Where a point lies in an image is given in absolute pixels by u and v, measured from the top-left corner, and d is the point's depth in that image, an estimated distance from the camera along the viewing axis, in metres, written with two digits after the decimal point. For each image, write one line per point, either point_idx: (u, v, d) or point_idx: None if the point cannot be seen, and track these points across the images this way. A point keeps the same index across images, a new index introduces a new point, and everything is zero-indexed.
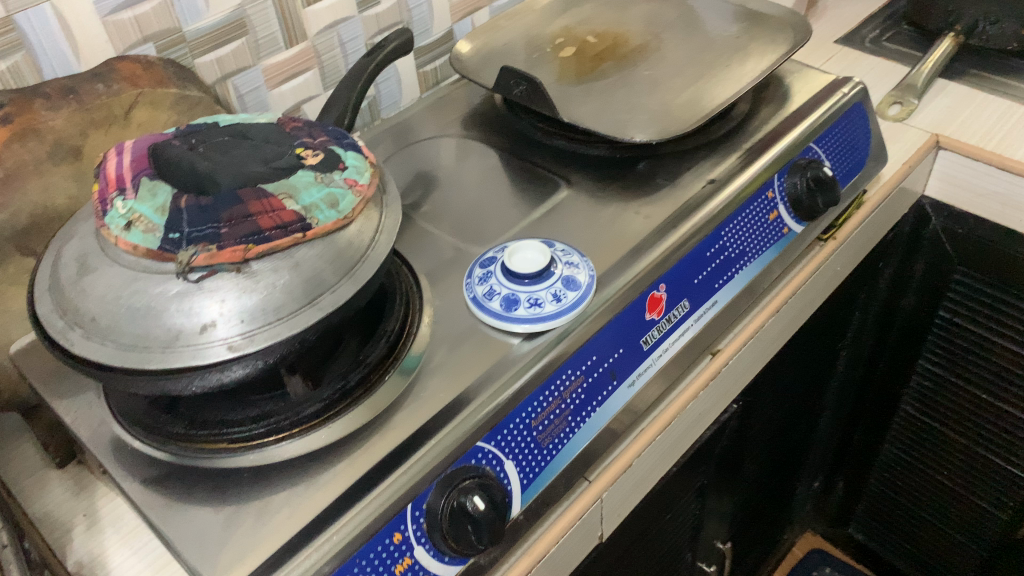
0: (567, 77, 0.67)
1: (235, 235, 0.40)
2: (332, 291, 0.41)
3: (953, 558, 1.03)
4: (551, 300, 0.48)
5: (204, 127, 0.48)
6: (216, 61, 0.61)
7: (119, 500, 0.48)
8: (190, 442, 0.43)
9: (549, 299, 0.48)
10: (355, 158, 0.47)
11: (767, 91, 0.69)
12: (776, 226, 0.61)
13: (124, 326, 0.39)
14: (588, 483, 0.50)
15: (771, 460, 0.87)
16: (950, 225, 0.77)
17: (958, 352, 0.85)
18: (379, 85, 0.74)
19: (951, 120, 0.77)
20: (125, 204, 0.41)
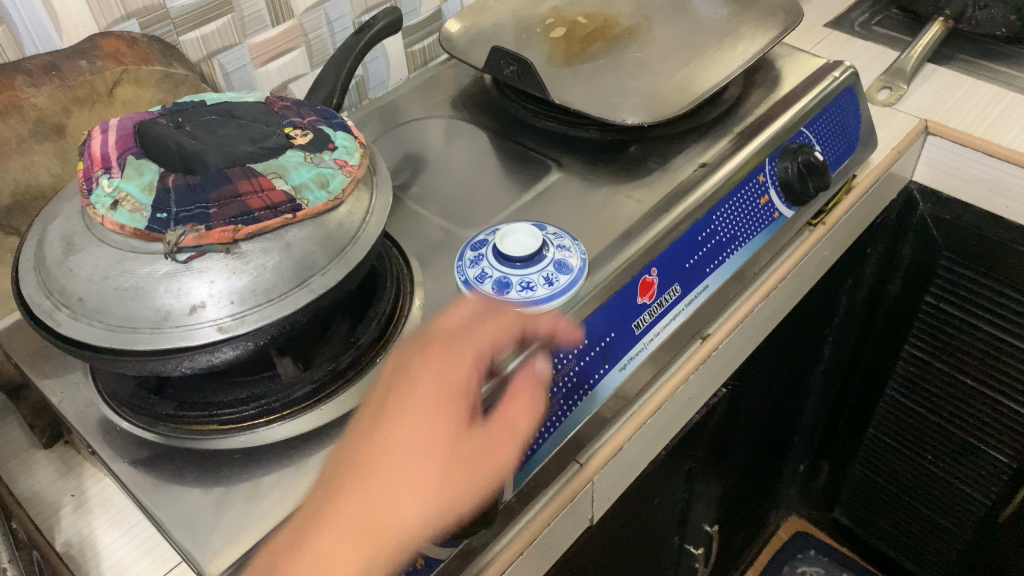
0: (557, 58, 0.66)
1: (223, 215, 0.39)
2: (322, 273, 0.41)
3: (933, 540, 1.05)
4: (543, 283, 0.48)
5: (190, 106, 0.47)
6: (201, 39, 0.60)
7: (107, 481, 0.48)
8: (179, 423, 0.42)
9: (541, 282, 0.48)
10: (344, 138, 0.46)
11: (758, 75, 0.69)
12: (767, 210, 0.61)
13: (112, 307, 0.38)
14: (579, 466, 0.50)
15: (758, 444, 0.88)
16: (937, 211, 0.78)
17: (941, 336, 0.86)
18: (366, 65, 0.73)
19: (939, 105, 0.77)
20: (111, 182, 0.40)
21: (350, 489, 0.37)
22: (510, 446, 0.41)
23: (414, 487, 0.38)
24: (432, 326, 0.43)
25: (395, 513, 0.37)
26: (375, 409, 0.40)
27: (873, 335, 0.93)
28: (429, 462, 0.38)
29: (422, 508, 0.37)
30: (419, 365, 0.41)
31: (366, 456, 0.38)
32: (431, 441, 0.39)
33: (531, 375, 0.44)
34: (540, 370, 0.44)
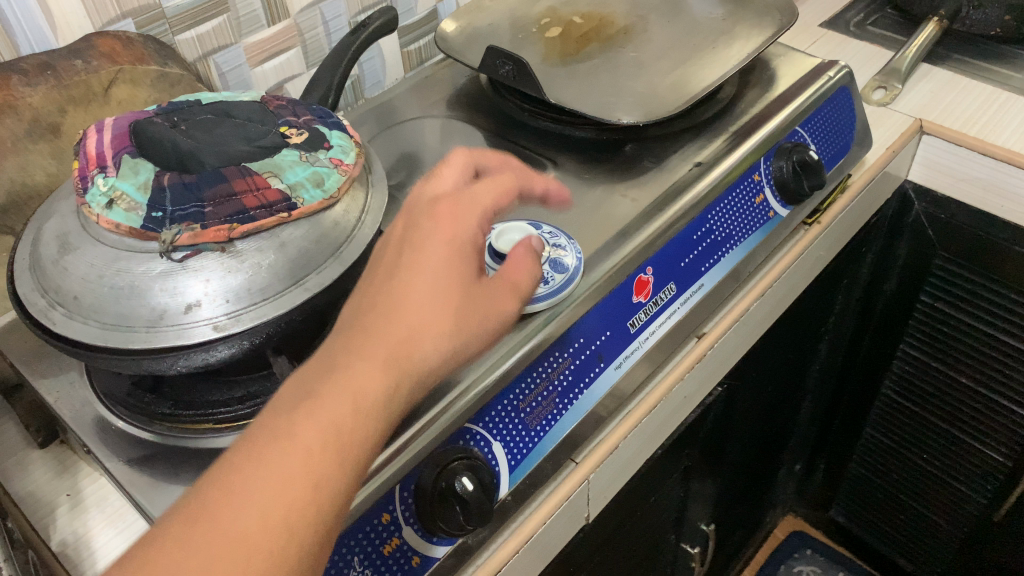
0: (553, 57, 0.66)
1: (219, 214, 0.39)
2: (317, 272, 0.41)
3: (929, 539, 1.05)
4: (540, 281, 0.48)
5: (186, 105, 0.47)
6: (197, 39, 0.60)
7: (103, 480, 0.48)
8: (176, 422, 0.43)
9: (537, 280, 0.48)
10: (340, 137, 0.46)
11: (753, 74, 0.69)
12: (762, 209, 0.61)
13: (108, 305, 0.38)
14: (575, 464, 0.50)
15: (754, 443, 0.88)
16: (932, 210, 0.78)
17: (937, 335, 0.86)
18: (362, 65, 0.73)
19: (934, 105, 0.77)
20: (107, 181, 0.40)
21: (368, 321, 0.33)
22: (516, 296, 0.39)
23: (431, 326, 0.34)
24: (421, 193, 0.40)
25: (420, 342, 0.33)
26: (380, 261, 0.37)
27: (869, 334, 0.93)
28: (444, 296, 0.35)
29: (440, 342, 0.34)
30: (429, 220, 0.37)
31: (380, 289, 0.35)
32: (444, 281, 0.35)
33: (532, 247, 0.41)
34: (530, 245, 0.41)
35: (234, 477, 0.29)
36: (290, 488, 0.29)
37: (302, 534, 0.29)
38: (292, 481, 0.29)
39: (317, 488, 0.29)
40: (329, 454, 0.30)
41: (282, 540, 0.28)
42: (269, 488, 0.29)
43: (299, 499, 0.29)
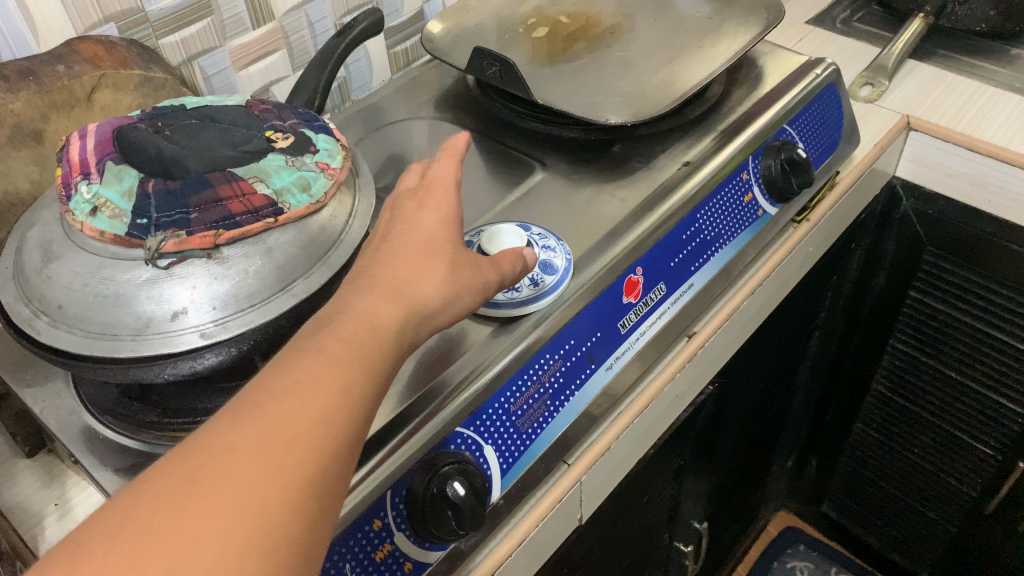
0: (540, 58, 0.66)
1: (204, 220, 0.38)
2: (305, 277, 0.40)
3: (922, 532, 1.05)
4: (529, 284, 0.48)
5: (170, 110, 0.46)
6: (181, 43, 0.59)
7: (91, 490, 0.47)
8: (163, 430, 0.42)
9: (526, 282, 0.48)
10: (326, 141, 0.46)
11: (740, 72, 0.69)
12: (751, 207, 0.61)
13: (93, 314, 0.38)
14: (567, 466, 0.49)
15: (746, 440, 0.88)
16: (920, 206, 0.78)
17: (926, 330, 0.87)
18: (349, 67, 0.73)
19: (920, 101, 0.77)
20: (90, 189, 0.40)
21: (370, 269, 0.35)
22: (505, 269, 0.41)
23: (431, 273, 0.36)
24: (397, 190, 0.42)
25: (421, 283, 0.35)
26: (382, 232, 0.38)
27: (860, 330, 0.93)
28: (437, 250, 0.37)
29: (440, 286, 0.36)
30: (414, 203, 0.40)
31: (377, 250, 0.37)
32: (435, 241, 0.37)
33: (527, 253, 0.43)
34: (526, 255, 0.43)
35: (267, 381, 0.29)
36: (324, 386, 0.29)
37: (337, 429, 0.29)
38: (325, 380, 0.29)
39: (349, 389, 0.30)
40: (355, 361, 0.30)
41: (321, 432, 0.28)
42: (304, 384, 0.29)
43: (332, 397, 0.29)
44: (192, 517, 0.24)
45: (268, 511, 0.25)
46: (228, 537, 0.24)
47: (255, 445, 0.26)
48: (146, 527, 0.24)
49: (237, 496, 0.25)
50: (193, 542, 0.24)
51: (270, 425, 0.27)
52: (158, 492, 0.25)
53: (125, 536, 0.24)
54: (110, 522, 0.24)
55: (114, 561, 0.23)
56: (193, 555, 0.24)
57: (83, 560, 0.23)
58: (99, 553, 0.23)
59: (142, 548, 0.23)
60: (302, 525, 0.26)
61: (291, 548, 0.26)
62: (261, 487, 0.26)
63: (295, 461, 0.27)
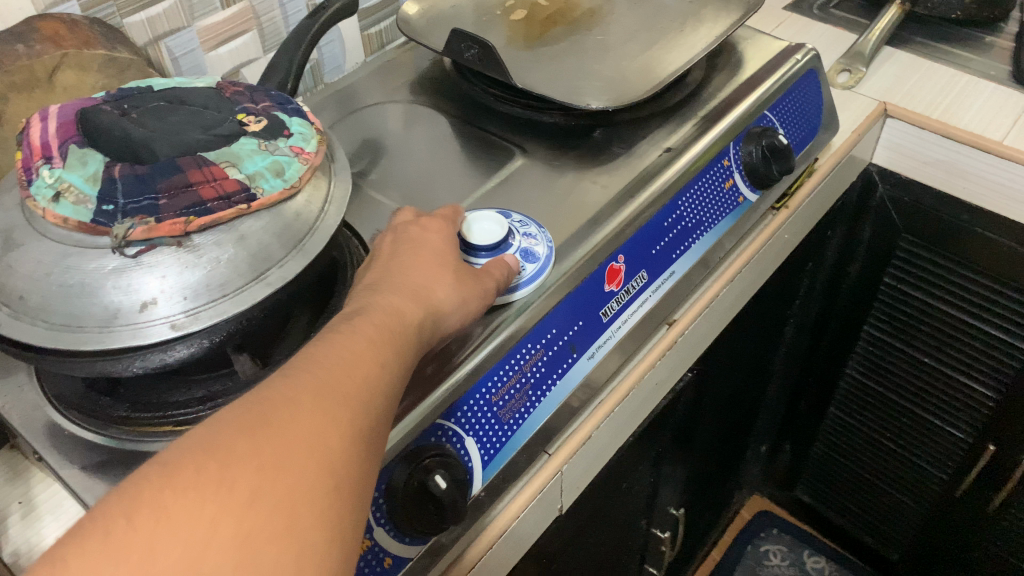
0: (517, 41, 0.65)
1: (174, 206, 0.37)
2: (279, 265, 0.39)
3: (893, 516, 1.07)
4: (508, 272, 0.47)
5: (136, 92, 0.44)
6: (146, 22, 0.57)
7: (57, 486, 0.46)
8: (132, 425, 0.41)
9: None
10: (300, 124, 0.44)
11: (720, 58, 0.68)
12: (731, 194, 0.60)
13: (57, 305, 0.36)
14: (548, 456, 0.49)
15: (722, 426, 0.88)
16: (896, 193, 0.79)
17: (901, 317, 0.87)
18: (322, 49, 0.71)
19: (898, 88, 0.77)
20: (52, 173, 0.38)
21: (387, 277, 0.39)
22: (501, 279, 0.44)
23: (443, 283, 0.40)
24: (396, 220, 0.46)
25: (434, 291, 0.39)
26: (388, 250, 0.42)
27: (834, 318, 0.94)
28: (445, 265, 0.42)
29: (451, 294, 0.40)
30: (417, 228, 0.44)
31: (391, 262, 0.41)
32: (443, 257, 0.42)
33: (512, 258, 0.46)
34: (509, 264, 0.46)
35: (312, 352, 0.32)
36: (363, 360, 0.32)
37: (375, 397, 0.32)
38: (363, 356, 0.32)
39: (381, 367, 0.33)
40: (384, 344, 0.34)
41: (363, 397, 0.31)
42: (345, 357, 0.32)
43: (369, 371, 0.32)
44: (270, 450, 0.27)
45: (330, 452, 0.28)
46: (301, 468, 0.27)
47: (314, 399, 0.29)
48: (230, 453, 0.26)
49: (304, 438, 0.28)
50: (271, 471, 0.27)
51: (321, 385, 0.30)
52: (234, 425, 0.27)
53: (212, 458, 0.26)
54: (194, 448, 0.26)
55: (204, 478, 0.26)
56: (272, 481, 0.26)
57: (177, 476, 0.25)
58: (191, 471, 0.26)
59: (230, 468, 0.26)
60: (354, 470, 0.29)
61: (347, 490, 0.29)
62: (323, 432, 0.28)
63: (348, 416, 0.30)
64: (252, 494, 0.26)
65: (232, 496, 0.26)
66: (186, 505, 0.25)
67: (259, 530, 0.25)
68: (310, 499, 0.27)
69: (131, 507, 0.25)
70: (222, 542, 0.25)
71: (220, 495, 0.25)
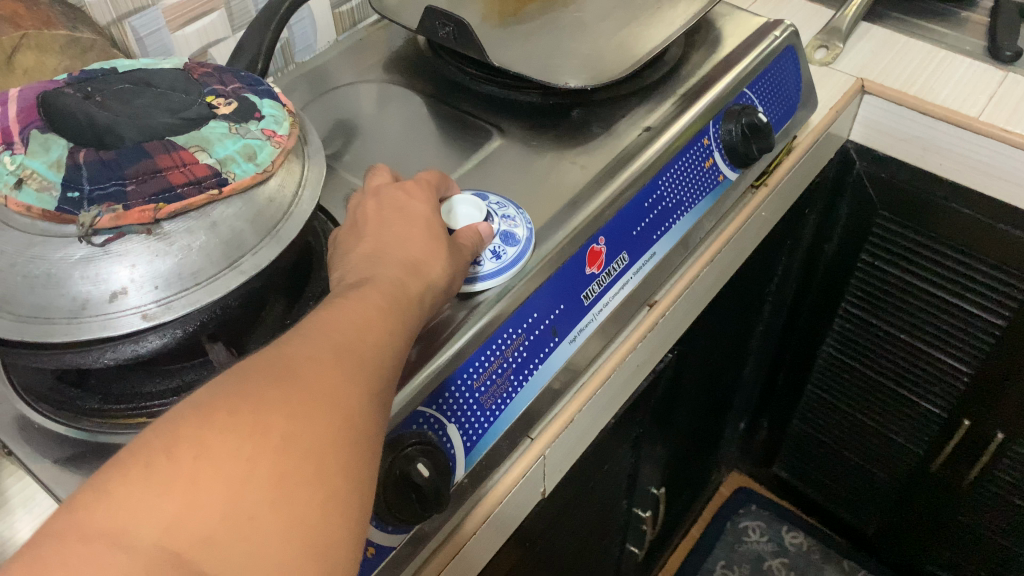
0: (492, 18, 0.64)
1: (142, 193, 0.36)
2: (253, 252, 0.38)
3: (869, 489, 1.08)
4: (490, 258, 0.46)
5: (100, 73, 0.43)
6: (109, 1, 0.55)
7: (27, 479, 0.46)
8: (104, 417, 0.40)
9: (488, 256, 0.46)
10: (272, 106, 0.43)
11: (698, 35, 0.68)
12: (711, 173, 0.60)
13: (22, 296, 0.35)
14: (531, 441, 0.48)
15: (702, 405, 0.88)
16: (873, 169, 0.79)
17: (878, 293, 0.88)
18: (292, 27, 0.69)
19: (875, 64, 0.77)
20: (13, 159, 0.36)
21: (385, 249, 0.39)
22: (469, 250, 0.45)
23: (435, 255, 0.40)
24: (370, 181, 0.45)
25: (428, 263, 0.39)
26: (374, 213, 0.42)
27: (811, 295, 0.94)
28: (436, 237, 0.41)
29: (446, 269, 0.40)
30: (403, 191, 0.43)
31: (381, 232, 0.40)
32: (433, 228, 0.41)
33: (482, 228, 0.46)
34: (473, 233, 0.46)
35: (326, 314, 0.33)
36: (375, 327, 0.33)
37: (385, 362, 0.33)
38: (374, 323, 0.33)
39: (390, 335, 0.34)
40: (394, 312, 0.35)
41: (377, 362, 0.32)
42: (357, 323, 0.33)
43: (379, 338, 0.33)
44: (299, 400, 0.28)
45: (351, 408, 0.29)
46: (329, 421, 0.28)
47: (334, 358, 0.30)
48: (261, 399, 0.27)
49: (328, 394, 0.29)
50: (302, 417, 0.27)
51: (339, 347, 0.31)
52: (263, 376, 0.28)
53: (246, 403, 0.27)
54: (225, 393, 0.27)
55: (240, 419, 0.26)
56: (302, 428, 0.27)
57: (213, 416, 0.26)
58: (225, 414, 0.26)
59: (263, 413, 0.27)
60: (371, 429, 0.30)
61: (367, 445, 0.29)
62: (345, 389, 0.29)
63: (365, 378, 0.31)
64: (285, 439, 0.27)
65: (265, 440, 0.26)
66: (224, 444, 0.26)
67: (291, 473, 0.26)
68: (336, 449, 0.28)
69: (171, 442, 0.25)
70: (259, 484, 0.25)
71: (256, 437, 0.26)
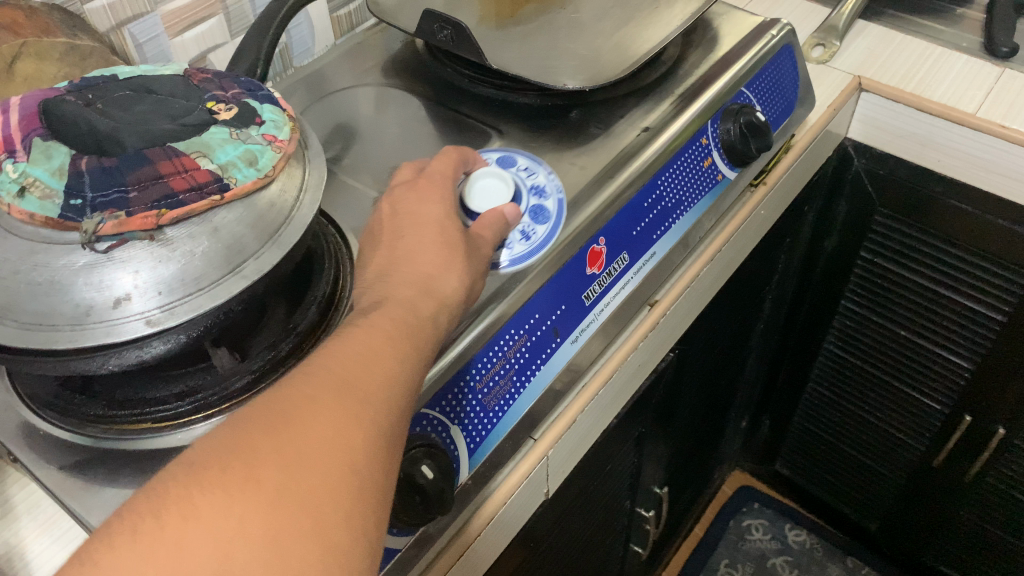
0: (490, 19, 0.64)
1: (145, 199, 0.36)
2: (255, 257, 0.38)
3: (873, 488, 1.08)
4: (520, 240, 0.48)
5: (101, 81, 0.43)
6: (109, 8, 0.55)
7: (32, 486, 0.46)
8: (110, 424, 0.40)
9: (518, 238, 0.48)
10: (272, 111, 0.43)
11: (695, 34, 0.68)
12: (710, 173, 0.60)
13: (25, 303, 0.35)
14: (534, 442, 0.48)
15: (703, 404, 0.88)
16: (871, 166, 0.79)
17: (877, 291, 0.88)
18: (290, 32, 0.69)
19: (871, 62, 0.77)
20: (16, 167, 0.37)
21: (397, 268, 0.39)
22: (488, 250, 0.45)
23: (448, 265, 0.40)
24: (392, 185, 0.47)
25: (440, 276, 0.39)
26: (391, 228, 0.42)
27: (810, 293, 0.95)
28: (449, 243, 0.41)
29: (462, 278, 0.40)
30: (416, 196, 0.44)
31: (396, 244, 0.41)
32: (447, 232, 0.42)
33: (509, 213, 0.47)
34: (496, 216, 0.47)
35: (330, 350, 0.33)
36: (381, 357, 0.33)
37: (394, 393, 0.32)
38: (381, 353, 0.33)
39: (400, 365, 0.34)
40: (402, 339, 0.35)
41: (385, 396, 0.32)
42: (361, 355, 0.33)
43: (387, 368, 0.33)
44: (293, 449, 0.28)
45: (353, 450, 0.29)
46: (327, 467, 0.28)
47: (336, 397, 0.30)
48: (253, 453, 0.27)
49: (326, 438, 0.29)
50: (297, 467, 0.27)
51: (343, 384, 0.31)
52: (257, 426, 0.28)
53: (237, 458, 0.27)
54: (216, 450, 0.28)
55: (230, 476, 0.27)
56: (296, 479, 0.27)
57: (203, 475, 0.26)
58: (216, 472, 0.27)
59: (255, 468, 0.27)
60: (378, 468, 0.30)
61: (371, 487, 0.29)
62: (346, 430, 0.29)
63: (370, 414, 0.31)
64: (278, 491, 0.27)
65: (257, 495, 0.26)
66: (213, 502, 0.26)
67: (285, 526, 0.26)
68: (335, 496, 0.28)
69: (160, 505, 0.26)
70: (250, 541, 0.26)
71: (246, 492, 0.26)
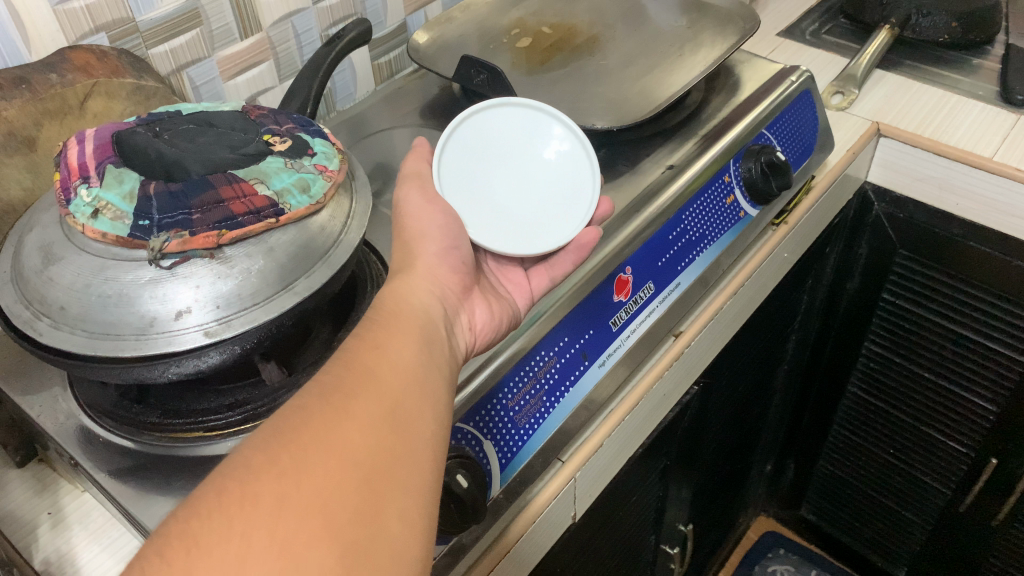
0: (523, 67, 0.68)
1: (207, 221, 0.39)
2: (306, 276, 0.41)
3: (901, 533, 1.07)
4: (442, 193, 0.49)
5: (166, 115, 0.47)
6: (170, 53, 0.59)
7: (84, 497, 0.49)
8: (165, 432, 0.43)
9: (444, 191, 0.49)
10: (323, 144, 0.46)
11: (718, 81, 0.71)
12: (733, 209, 0.63)
13: (95, 315, 0.38)
14: (562, 463, 0.50)
15: (728, 442, 0.89)
16: (891, 209, 0.81)
17: (899, 332, 0.89)
18: (334, 78, 0.73)
19: (889, 108, 0.80)
20: (90, 192, 0.40)
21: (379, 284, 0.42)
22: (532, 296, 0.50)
23: (431, 277, 0.43)
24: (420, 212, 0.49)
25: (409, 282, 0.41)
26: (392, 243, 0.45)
27: (834, 334, 0.96)
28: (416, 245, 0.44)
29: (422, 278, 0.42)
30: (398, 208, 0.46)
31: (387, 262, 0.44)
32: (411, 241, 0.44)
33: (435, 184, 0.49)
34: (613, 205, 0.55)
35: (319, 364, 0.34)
36: (367, 356, 0.34)
37: (387, 385, 0.33)
38: (365, 353, 0.34)
39: (379, 349, 0.35)
40: (383, 334, 0.36)
41: (377, 388, 0.32)
42: (343, 359, 0.34)
43: (374, 359, 0.34)
44: (289, 458, 0.28)
45: (352, 446, 0.29)
46: (329, 467, 0.28)
47: (322, 400, 0.31)
48: (249, 471, 0.28)
49: (323, 438, 0.29)
50: (294, 476, 0.28)
51: (331, 388, 0.32)
52: (249, 447, 0.29)
53: (233, 480, 0.27)
54: (212, 480, 0.27)
55: (227, 498, 0.27)
56: (297, 486, 0.27)
57: (199, 506, 0.26)
58: (212, 498, 0.27)
59: (249, 484, 0.27)
60: (384, 459, 0.30)
61: (383, 480, 0.29)
62: (341, 430, 0.30)
63: (364, 404, 0.31)
64: (278, 502, 0.27)
65: (258, 510, 0.26)
66: (214, 529, 0.26)
67: (296, 537, 0.26)
68: (344, 499, 0.28)
69: (163, 548, 0.25)
70: (260, 553, 0.26)
71: (246, 510, 0.26)
